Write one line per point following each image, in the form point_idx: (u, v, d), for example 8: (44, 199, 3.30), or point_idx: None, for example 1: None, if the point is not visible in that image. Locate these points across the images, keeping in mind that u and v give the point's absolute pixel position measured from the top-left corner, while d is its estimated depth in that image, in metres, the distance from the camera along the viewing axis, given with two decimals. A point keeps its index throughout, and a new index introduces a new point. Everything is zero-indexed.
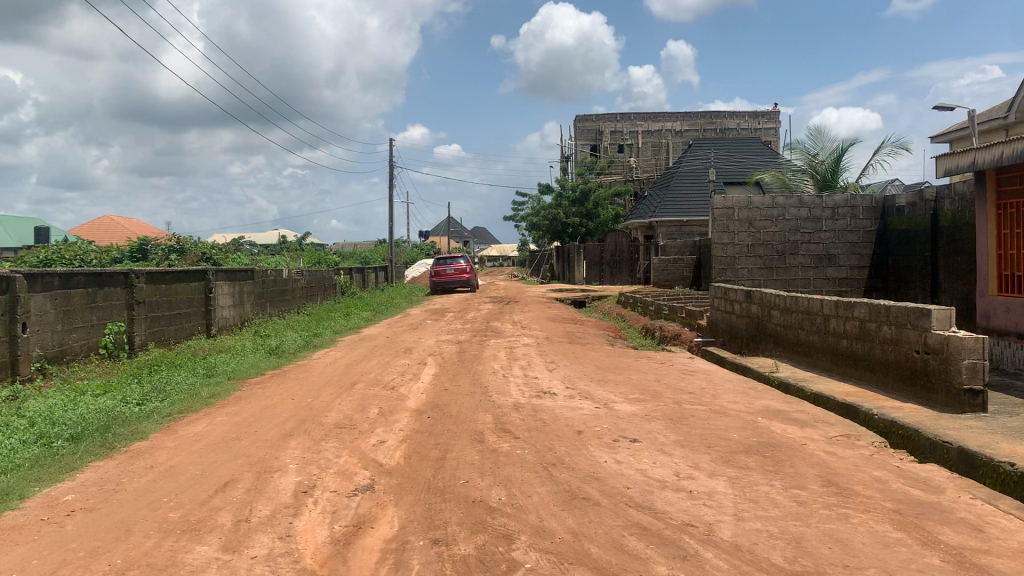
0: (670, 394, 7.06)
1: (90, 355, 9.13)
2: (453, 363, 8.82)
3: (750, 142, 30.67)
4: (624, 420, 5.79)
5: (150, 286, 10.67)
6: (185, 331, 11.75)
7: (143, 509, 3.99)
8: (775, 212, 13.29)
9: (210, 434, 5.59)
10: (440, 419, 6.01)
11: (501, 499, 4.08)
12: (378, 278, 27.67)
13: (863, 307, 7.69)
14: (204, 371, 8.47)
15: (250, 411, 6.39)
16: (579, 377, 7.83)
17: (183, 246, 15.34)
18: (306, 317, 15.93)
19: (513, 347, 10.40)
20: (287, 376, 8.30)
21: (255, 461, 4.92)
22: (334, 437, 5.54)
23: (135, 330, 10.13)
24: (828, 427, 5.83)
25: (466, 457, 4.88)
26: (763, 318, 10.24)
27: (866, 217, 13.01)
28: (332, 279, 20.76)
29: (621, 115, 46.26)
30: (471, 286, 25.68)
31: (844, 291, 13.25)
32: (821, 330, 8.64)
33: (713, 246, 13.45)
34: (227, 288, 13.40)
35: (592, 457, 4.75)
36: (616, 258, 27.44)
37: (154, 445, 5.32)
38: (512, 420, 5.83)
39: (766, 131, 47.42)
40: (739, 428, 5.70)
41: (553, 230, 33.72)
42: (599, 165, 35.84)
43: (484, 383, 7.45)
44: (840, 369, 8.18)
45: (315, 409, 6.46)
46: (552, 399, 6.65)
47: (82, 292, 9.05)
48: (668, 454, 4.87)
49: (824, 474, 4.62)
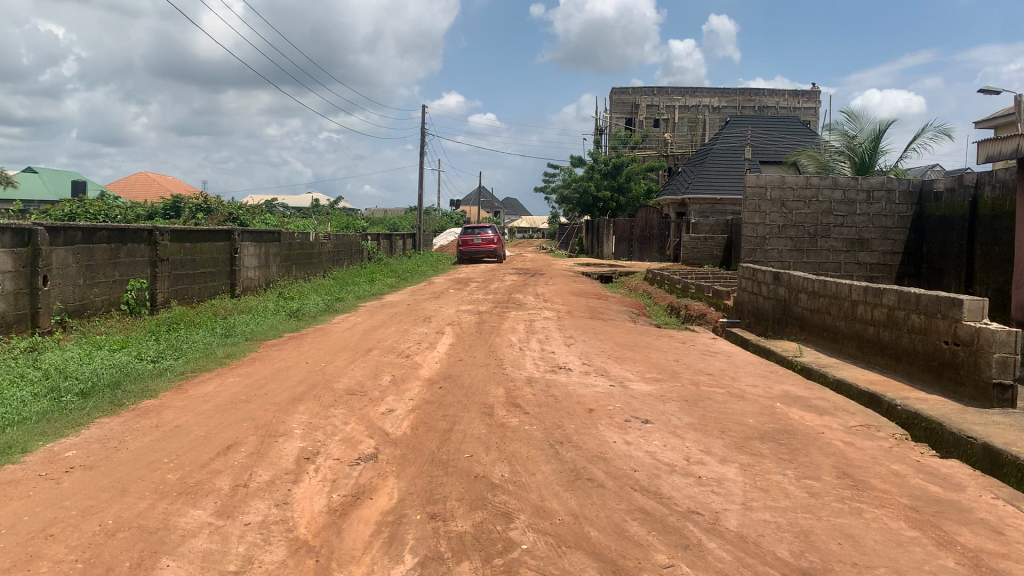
0: (688, 375, 6.93)
1: (112, 310, 9.17)
2: (470, 334, 8.74)
3: (789, 120, 30.13)
4: (638, 400, 5.67)
5: (174, 244, 10.68)
6: (209, 291, 11.78)
7: (142, 469, 3.95)
8: (809, 193, 12.99)
9: (220, 395, 5.56)
10: (451, 390, 5.93)
11: (504, 476, 3.98)
12: (406, 245, 27.65)
13: (892, 294, 7.48)
14: (223, 331, 8.47)
15: (263, 373, 6.35)
16: (597, 353, 7.71)
17: (210, 206, 15.36)
18: (331, 281, 15.93)
19: (533, 320, 10.30)
20: (305, 339, 8.26)
21: (260, 425, 4.87)
22: (343, 403, 5.49)
23: (157, 288, 10.16)
24: (848, 416, 5.67)
25: (473, 430, 4.79)
26: (790, 300, 10.04)
27: (902, 201, 12.66)
28: (359, 244, 20.75)
29: (658, 90, 45.68)
30: (498, 256, 25.57)
31: (875, 277, 12.97)
32: (848, 316, 8.43)
33: (743, 226, 13.23)
34: (253, 249, 13.41)
35: (602, 437, 4.64)
36: (646, 234, 27.17)
37: (162, 404, 5.30)
38: (524, 394, 5.73)
39: (806, 110, 46.57)
40: (755, 413, 5.55)
41: (584, 204, 33.46)
42: (633, 138, 35.43)
43: (499, 356, 7.35)
44: (866, 356, 8.00)
45: (327, 374, 6.40)
46: (567, 375, 6.55)
47: (105, 247, 9.07)
48: (680, 437, 4.75)
49: (840, 465, 4.47)
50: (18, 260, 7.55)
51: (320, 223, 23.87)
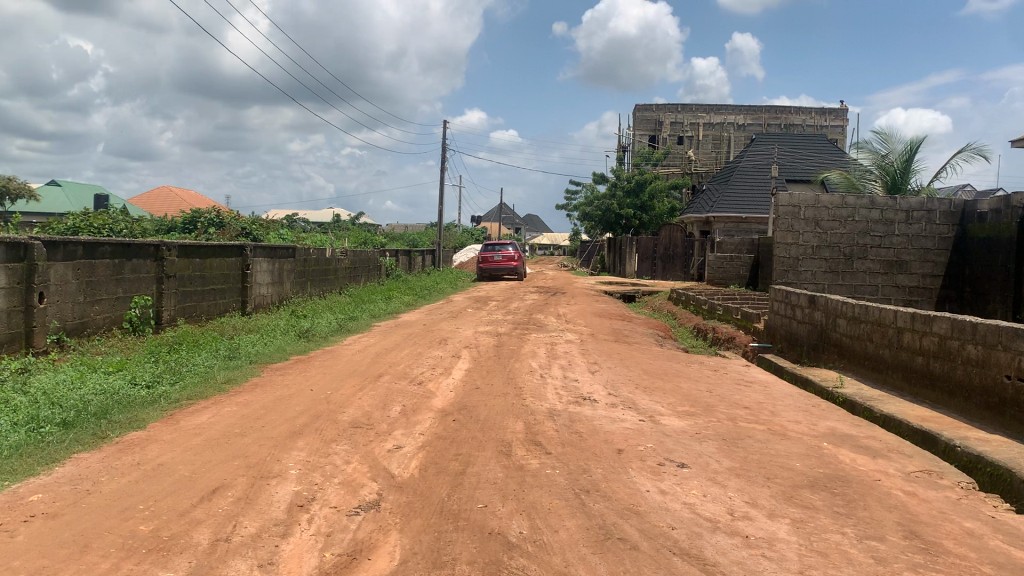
0: (723, 408, 6.38)
1: (114, 329, 8.77)
2: (488, 358, 8.25)
3: (815, 138, 29.57)
4: (671, 439, 5.14)
5: (183, 260, 10.30)
6: (219, 308, 11.38)
7: (112, 518, 3.49)
8: (844, 212, 12.42)
9: (213, 427, 5.10)
10: (466, 423, 5.43)
11: (522, 533, 3.47)
12: (425, 262, 27.24)
13: (944, 322, 6.92)
14: (226, 353, 8.02)
15: (263, 402, 5.88)
16: (623, 383, 7.18)
17: (224, 220, 14.99)
18: (345, 298, 15.49)
19: (554, 343, 9.78)
20: (313, 363, 7.80)
21: (252, 464, 4.40)
22: (346, 437, 5.01)
23: (163, 305, 9.77)
24: (904, 459, 5.11)
25: (488, 474, 4.29)
26: (827, 325, 9.48)
27: (943, 221, 12.10)
28: (376, 261, 20.35)
29: (682, 107, 45.25)
30: (519, 274, 25.09)
31: (913, 300, 12.37)
32: (893, 344, 7.87)
33: (776, 247, 12.58)
34: (266, 265, 13.00)
35: (634, 485, 4.12)
36: (669, 253, 26.60)
37: (148, 437, 4.83)
38: (545, 430, 5.21)
39: (833, 128, 45.93)
40: (801, 456, 5.01)
41: (606, 221, 32.99)
42: (655, 156, 34.94)
43: (518, 384, 6.83)
44: (914, 389, 7.43)
45: (332, 403, 5.92)
46: (592, 408, 6.02)
47: (108, 263, 8.68)
48: (721, 485, 4.22)
49: (906, 521, 3.92)
50: (13, 276, 7.14)
51: (338, 238, 23.53)
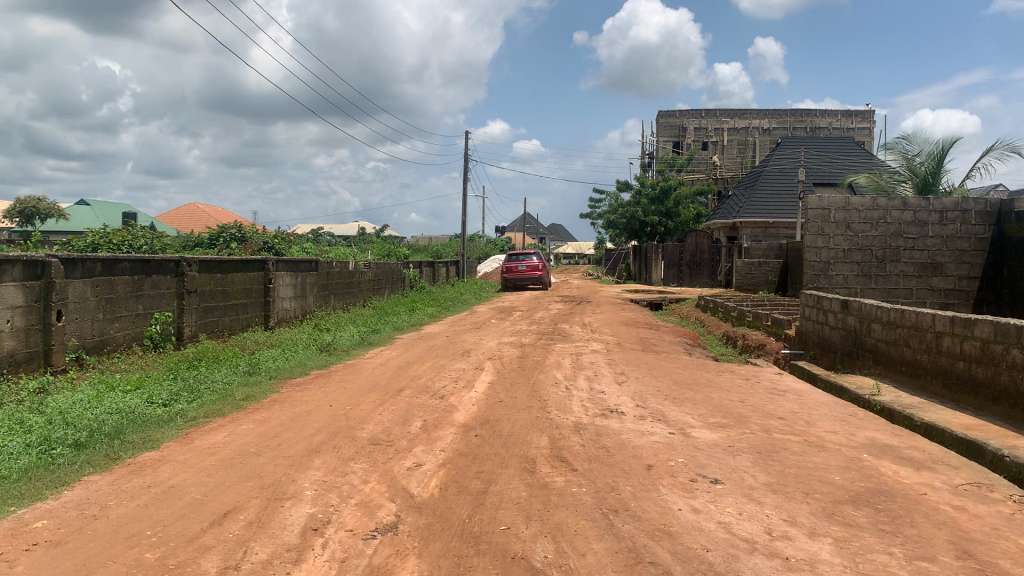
0: (756, 419, 6.13)
1: (135, 346, 8.70)
2: (512, 370, 8.06)
3: (843, 141, 29.15)
4: (703, 452, 4.92)
5: (204, 275, 10.22)
6: (241, 323, 11.30)
7: (117, 545, 3.34)
8: (876, 215, 12.15)
9: (228, 446, 4.95)
10: (489, 439, 5.24)
11: (547, 558, 3.27)
12: (449, 273, 27.11)
13: (986, 325, 6.65)
14: (246, 369, 7.90)
15: (281, 419, 5.73)
16: (652, 393, 6.96)
17: (246, 235, 14.94)
18: (369, 311, 15.37)
19: (580, 353, 9.56)
20: (333, 378, 7.65)
21: (266, 485, 4.24)
22: (365, 455, 4.84)
23: (184, 321, 9.68)
24: (950, 471, 4.84)
25: (511, 493, 4.10)
26: (861, 331, 9.22)
27: (979, 222, 11.70)
28: (400, 273, 20.26)
29: (706, 112, 44.94)
30: (543, 283, 24.88)
31: (949, 303, 12.00)
32: (931, 349, 7.60)
33: (806, 251, 12.41)
34: (288, 279, 12.91)
35: (665, 504, 3.91)
36: (696, 260, 26.28)
37: (162, 458, 4.69)
38: (571, 445, 5.01)
39: (860, 130, 45.37)
40: (841, 469, 4.77)
41: (631, 229, 32.70)
42: (679, 162, 34.68)
43: (543, 397, 6.63)
44: (955, 396, 7.14)
45: (352, 419, 5.76)
46: (619, 420, 5.81)
47: (127, 280, 8.61)
48: (758, 502, 3.99)
49: (957, 539, 3.67)
50: (30, 294, 7.07)
51: (362, 251, 23.48)
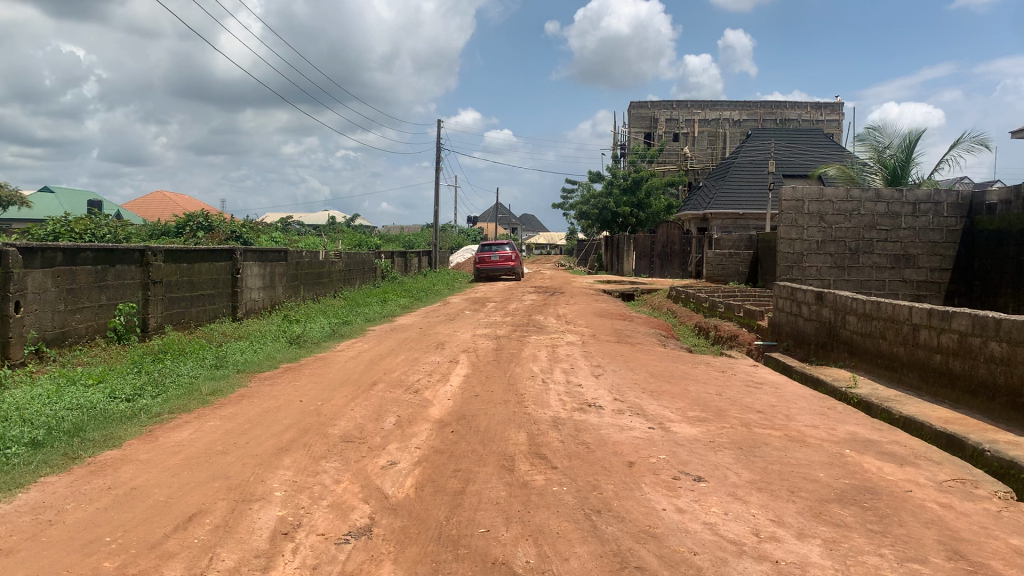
0: (735, 413, 6.04)
1: (97, 338, 8.42)
2: (487, 363, 7.92)
3: (812, 133, 29.32)
4: (684, 448, 4.81)
5: (170, 265, 9.94)
6: (208, 314, 11.03)
7: (74, 554, 3.16)
8: (849, 206, 12.10)
9: (193, 444, 4.76)
10: (465, 435, 5.09)
11: (529, 563, 3.14)
12: (421, 263, 26.87)
13: (964, 318, 6.62)
14: (213, 362, 7.67)
15: (249, 415, 5.54)
16: (629, 387, 6.85)
17: (213, 224, 14.62)
18: (339, 302, 15.13)
19: (555, 345, 9.43)
20: (303, 371, 7.45)
21: (233, 486, 4.06)
22: (337, 453, 4.67)
23: (149, 312, 9.41)
24: (933, 467, 4.78)
25: (489, 493, 3.96)
26: (836, 323, 9.18)
27: (951, 214, 11.75)
28: (371, 263, 20.00)
29: (677, 103, 44.97)
30: (516, 274, 24.75)
31: (922, 295, 12.03)
32: (908, 342, 7.57)
33: (779, 242, 12.36)
34: (257, 269, 12.64)
35: (648, 504, 3.79)
36: (667, 251, 26.28)
37: (123, 457, 4.49)
38: (549, 441, 4.88)
39: (829, 122, 45.72)
40: (824, 465, 4.68)
41: (603, 219, 32.65)
42: (650, 152, 34.68)
43: (519, 390, 6.49)
44: (931, 388, 7.12)
45: (323, 415, 5.58)
46: (597, 415, 5.69)
47: (90, 269, 8.33)
48: (743, 501, 3.89)
49: (947, 539, 3.59)
50: None
51: (332, 240, 23.15)
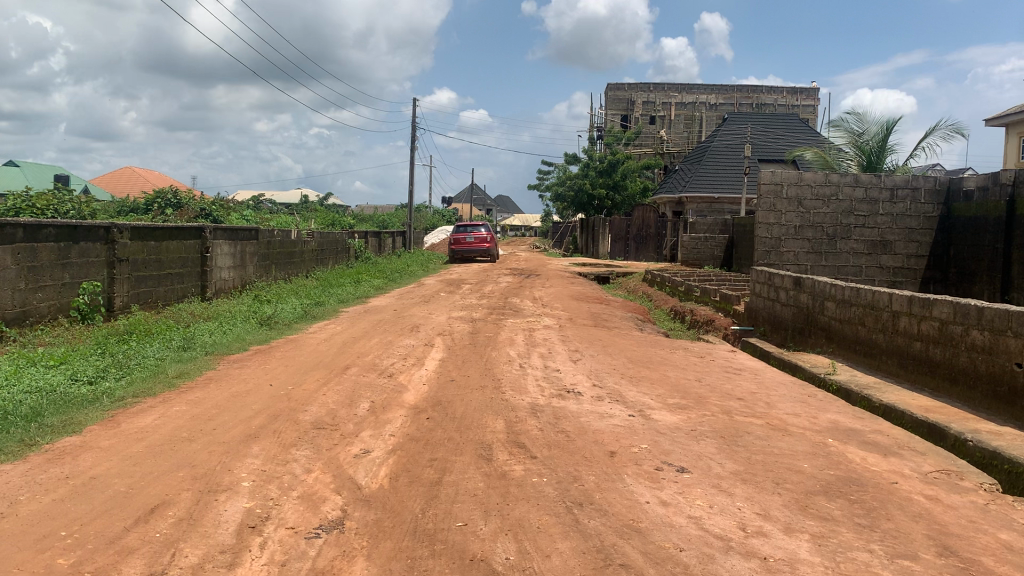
0: (716, 400, 5.94)
1: (60, 317, 8.15)
2: (463, 346, 7.76)
3: (788, 118, 29.34)
4: (666, 437, 4.69)
5: (136, 243, 9.66)
6: (176, 294, 10.76)
7: (25, 550, 2.97)
8: (828, 191, 12.03)
9: (157, 431, 4.57)
10: (441, 422, 4.94)
11: (509, 559, 3.00)
12: (396, 244, 26.61)
13: (945, 306, 6.56)
14: (180, 344, 7.44)
15: (217, 400, 5.35)
16: (608, 372, 6.73)
17: (182, 201, 14.29)
18: (311, 282, 14.88)
19: (532, 329, 9.30)
20: (274, 354, 7.25)
21: (198, 476, 3.88)
22: (308, 440, 4.50)
23: (115, 291, 9.14)
24: (917, 457, 4.71)
25: (467, 484, 3.81)
26: (814, 309, 9.13)
27: (927, 200, 11.76)
28: (345, 243, 19.72)
29: (654, 86, 44.83)
30: (491, 255, 24.57)
31: (897, 281, 12.04)
32: (887, 329, 7.52)
33: (757, 227, 12.23)
34: (227, 248, 12.37)
35: (631, 496, 3.67)
36: (642, 234, 26.22)
37: (83, 444, 4.28)
38: (528, 429, 4.74)
39: (804, 108, 45.85)
40: (807, 455, 4.59)
41: (578, 202, 32.50)
42: (627, 135, 34.56)
43: (496, 376, 6.35)
44: (911, 376, 7.08)
45: (293, 400, 5.40)
46: (577, 402, 5.56)
47: (52, 247, 8.05)
48: (728, 494, 3.78)
49: (936, 533, 3.50)
50: None
51: (305, 219, 22.79)
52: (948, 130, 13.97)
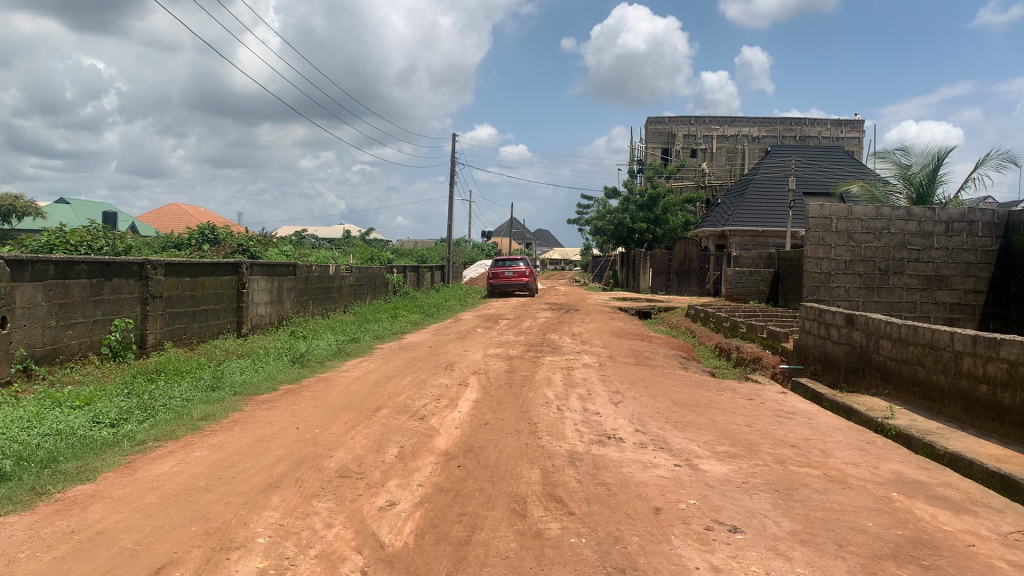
0: (767, 448, 5.56)
1: (91, 355, 8.03)
2: (499, 387, 7.46)
3: (834, 150, 28.83)
4: (715, 491, 4.34)
5: (171, 279, 9.57)
6: (211, 330, 10.64)
7: None
8: (879, 225, 11.63)
9: (174, 479, 4.33)
10: (474, 471, 4.64)
11: None
12: (434, 278, 26.47)
13: (1015, 346, 6.12)
14: (209, 383, 7.25)
15: (239, 444, 5.11)
16: (651, 416, 6.37)
17: (219, 237, 14.28)
18: (348, 317, 14.72)
19: (571, 368, 8.96)
20: (304, 394, 7.02)
21: (211, 530, 3.63)
22: (332, 491, 4.23)
23: (148, 328, 9.02)
24: (994, 515, 4.29)
25: (499, 544, 3.50)
26: (868, 347, 8.71)
27: (985, 233, 11.27)
28: (383, 277, 19.59)
29: (695, 119, 44.57)
30: (529, 290, 24.30)
31: (955, 318, 11.50)
32: (949, 370, 7.08)
33: (805, 261, 11.81)
34: (263, 283, 12.26)
35: (679, 560, 3.32)
36: (684, 268, 25.76)
37: (95, 494, 4.06)
38: (566, 481, 4.42)
39: (849, 140, 45.15)
40: (871, 512, 4.20)
41: (619, 235, 32.19)
42: (668, 168, 34.24)
43: (533, 419, 6.04)
44: (977, 422, 6.62)
45: (319, 445, 5.14)
46: (618, 449, 5.23)
47: (85, 284, 7.96)
48: (786, 558, 3.41)
49: None
50: None
51: (343, 254, 22.79)
52: (998, 160, 13.44)
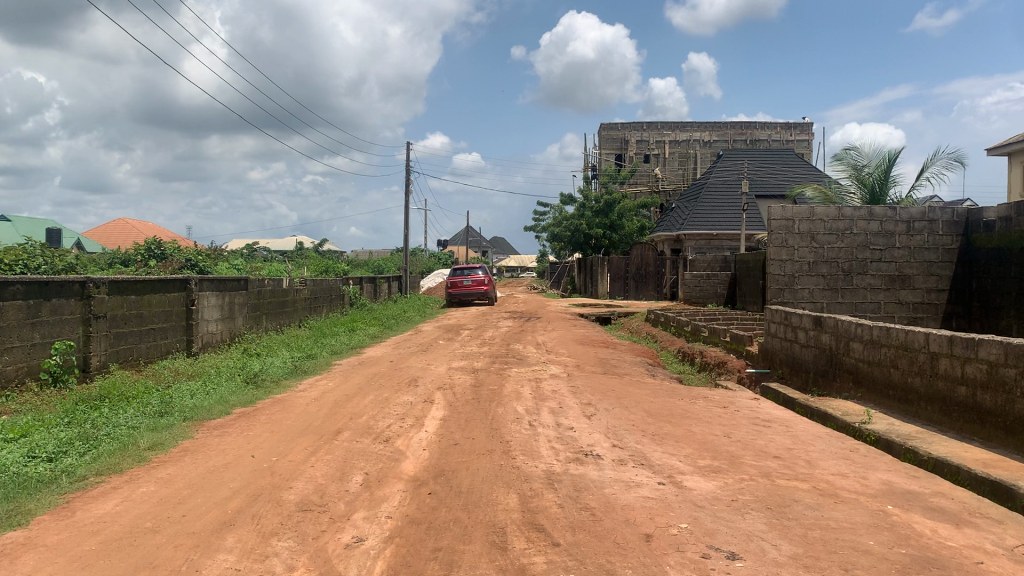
0: (751, 460, 5.32)
1: (28, 381, 7.52)
2: (465, 402, 7.13)
3: (784, 154, 29.07)
4: (707, 512, 4.07)
5: (114, 298, 9.07)
6: (159, 350, 10.14)
7: None
8: (842, 225, 11.55)
9: (117, 521, 3.93)
10: (446, 498, 4.31)
11: None
12: (391, 288, 26.00)
13: (994, 346, 5.99)
14: (158, 409, 6.81)
15: (189, 477, 4.71)
16: (627, 429, 6.10)
17: (166, 252, 13.72)
18: (303, 333, 14.25)
19: (538, 380, 8.66)
20: (259, 418, 6.62)
21: None
22: (293, 528, 3.87)
23: (91, 350, 8.51)
24: (995, 527, 4.08)
25: None
26: (837, 350, 8.56)
27: (946, 232, 11.28)
28: (338, 290, 19.11)
29: (648, 124, 44.63)
30: (488, 299, 24.00)
31: (918, 318, 11.45)
32: (924, 371, 6.93)
33: (770, 264, 11.68)
34: (214, 299, 11.77)
35: None
36: (642, 272, 25.67)
37: (27, 543, 3.64)
38: (547, 506, 4.11)
39: (799, 143, 45.77)
40: (870, 529, 3.97)
41: (575, 242, 32.05)
42: (622, 174, 34.19)
43: (505, 437, 5.72)
44: (956, 424, 6.47)
45: (277, 475, 4.77)
46: (597, 468, 4.94)
47: (20, 304, 7.45)
48: None
49: None
50: None
51: (297, 266, 22.22)
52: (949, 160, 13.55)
